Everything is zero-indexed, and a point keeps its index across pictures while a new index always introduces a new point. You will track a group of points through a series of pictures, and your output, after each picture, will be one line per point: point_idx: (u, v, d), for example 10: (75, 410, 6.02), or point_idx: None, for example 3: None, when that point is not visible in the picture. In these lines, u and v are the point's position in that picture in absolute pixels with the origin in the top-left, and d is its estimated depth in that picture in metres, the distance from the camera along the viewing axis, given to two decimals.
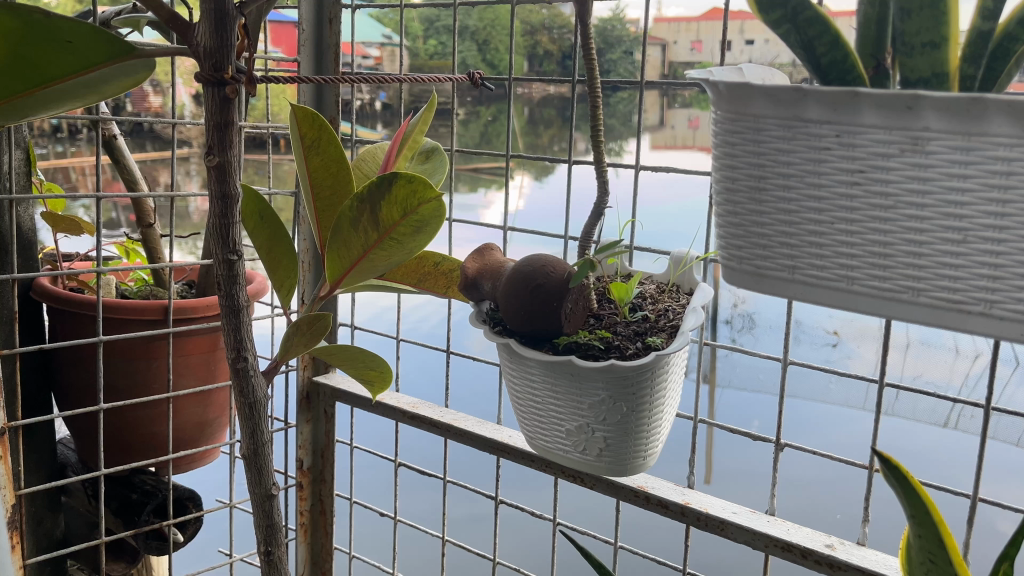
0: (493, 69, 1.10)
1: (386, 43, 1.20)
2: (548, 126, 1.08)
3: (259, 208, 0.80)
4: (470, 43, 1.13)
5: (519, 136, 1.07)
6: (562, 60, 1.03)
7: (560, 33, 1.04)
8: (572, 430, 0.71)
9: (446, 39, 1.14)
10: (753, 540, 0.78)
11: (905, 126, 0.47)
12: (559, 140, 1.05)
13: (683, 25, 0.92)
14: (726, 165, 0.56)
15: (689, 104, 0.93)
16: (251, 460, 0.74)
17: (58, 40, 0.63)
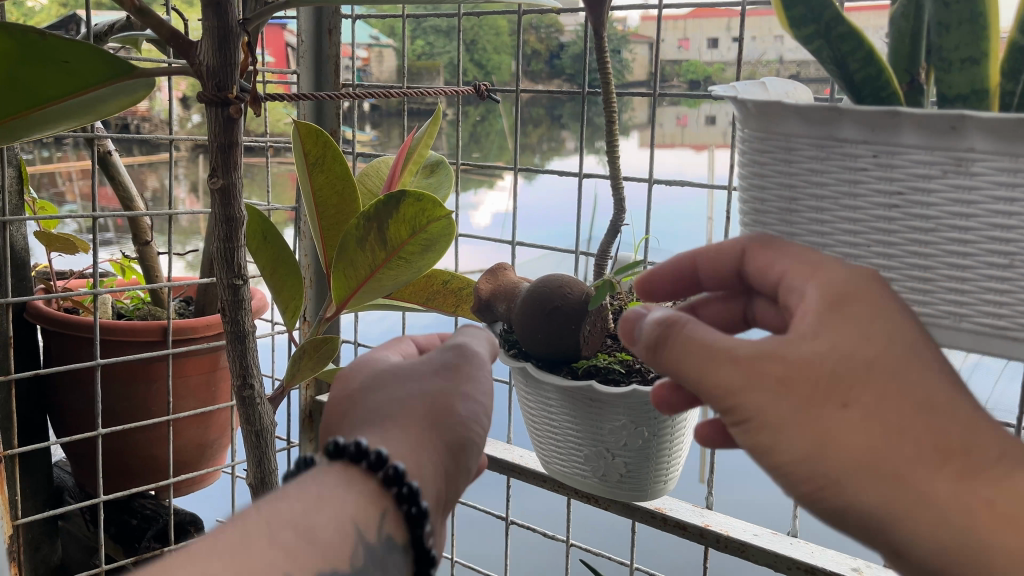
0: (484, 71, 1.08)
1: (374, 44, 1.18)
2: (537, 126, 1.03)
3: (264, 229, 0.78)
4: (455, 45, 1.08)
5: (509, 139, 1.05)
6: (551, 59, 1.02)
7: (548, 31, 1.01)
8: (591, 455, 0.69)
9: (433, 40, 1.12)
10: (776, 563, 0.76)
11: (948, 147, 0.45)
12: (549, 139, 1.02)
13: (670, 23, 0.87)
14: (754, 185, 0.54)
15: (677, 101, 0.88)
16: (257, 489, 0.72)
17: (54, 60, 0.60)
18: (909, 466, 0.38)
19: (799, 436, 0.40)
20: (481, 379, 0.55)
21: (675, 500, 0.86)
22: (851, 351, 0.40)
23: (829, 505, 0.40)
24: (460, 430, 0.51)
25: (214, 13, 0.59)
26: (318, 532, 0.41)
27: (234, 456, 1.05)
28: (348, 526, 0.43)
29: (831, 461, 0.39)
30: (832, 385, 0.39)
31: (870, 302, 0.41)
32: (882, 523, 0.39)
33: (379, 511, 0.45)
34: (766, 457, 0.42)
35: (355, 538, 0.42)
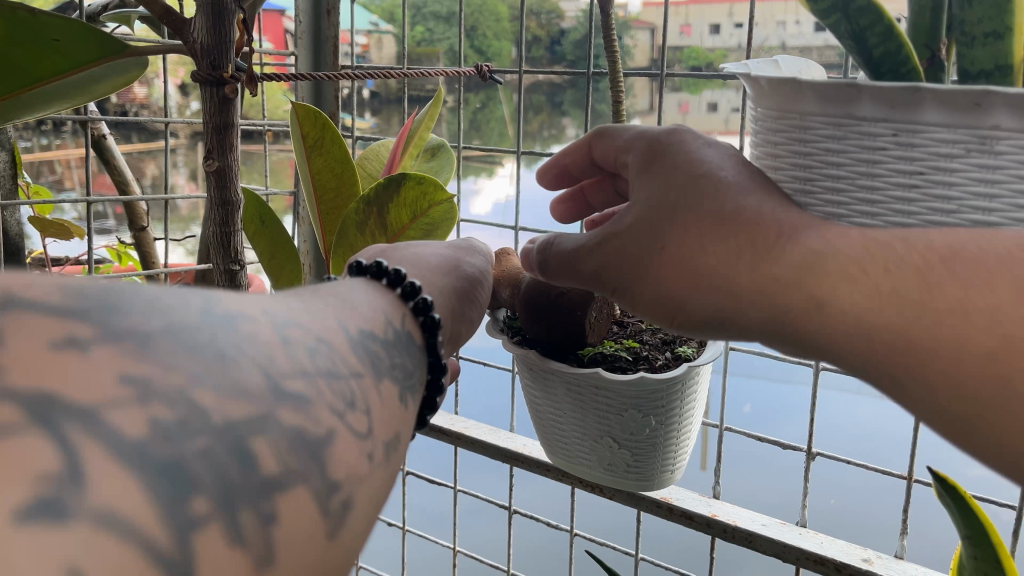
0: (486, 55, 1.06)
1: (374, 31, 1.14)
2: (538, 112, 1.01)
3: (262, 214, 0.76)
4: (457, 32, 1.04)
5: (509, 124, 1.02)
6: (551, 45, 0.98)
7: (548, 17, 0.98)
8: (596, 444, 0.67)
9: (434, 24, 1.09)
10: (784, 552, 0.75)
11: (971, 124, 0.43)
12: (551, 125, 1.01)
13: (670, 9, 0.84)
14: (769, 166, 0.52)
15: (679, 87, 0.86)
16: None
17: (44, 39, 0.58)
18: (735, 280, 0.44)
19: (645, 279, 0.50)
20: (481, 262, 0.59)
21: (681, 489, 0.85)
22: (656, 199, 0.49)
23: (705, 331, 0.48)
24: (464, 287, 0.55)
25: None
26: (356, 306, 0.41)
27: None
28: (381, 312, 0.43)
29: (670, 288, 0.48)
30: (650, 227, 0.49)
31: (673, 153, 0.50)
32: (742, 327, 0.46)
33: (404, 312, 0.45)
34: (643, 308, 0.51)
35: (385, 320, 0.42)
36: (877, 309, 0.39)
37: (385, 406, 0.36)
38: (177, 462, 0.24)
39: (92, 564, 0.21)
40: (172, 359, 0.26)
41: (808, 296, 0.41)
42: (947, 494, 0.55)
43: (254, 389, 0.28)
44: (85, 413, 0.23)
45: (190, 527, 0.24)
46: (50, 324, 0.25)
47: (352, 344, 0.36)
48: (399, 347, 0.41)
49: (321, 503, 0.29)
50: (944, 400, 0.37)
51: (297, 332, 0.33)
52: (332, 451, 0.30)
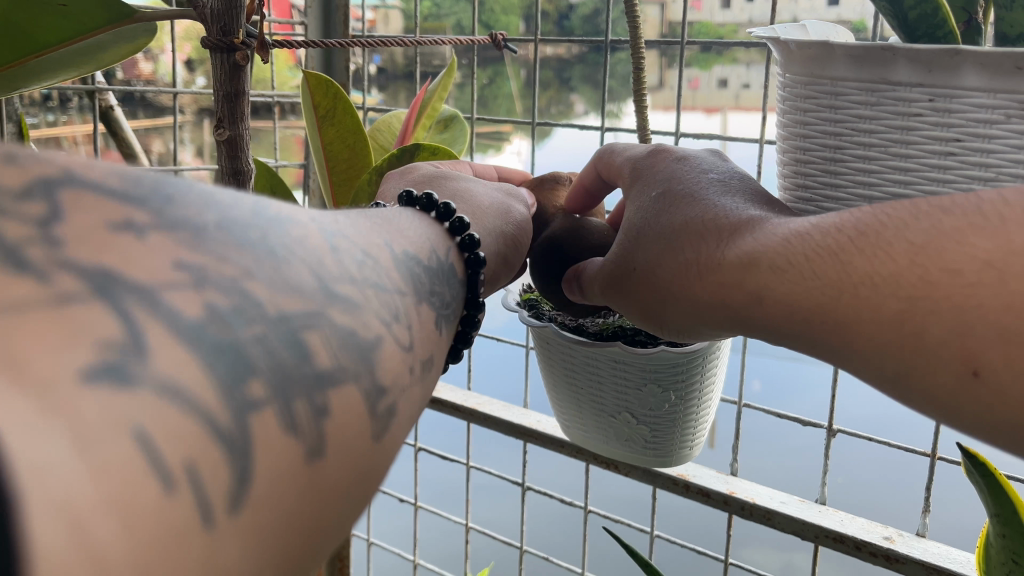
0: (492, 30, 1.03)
1: (381, 5, 1.12)
2: (546, 88, 0.97)
3: (273, 185, 0.74)
4: (465, 5, 1.03)
5: (518, 99, 1.01)
6: (560, 19, 0.94)
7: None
8: (614, 420, 0.66)
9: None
10: (803, 530, 0.74)
11: (1012, 88, 0.41)
12: (558, 100, 0.97)
13: None
14: (797, 134, 0.51)
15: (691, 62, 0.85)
16: None
17: (51, 4, 0.57)
18: (691, 290, 0.48)
19: (625, 292, 0.53)
20: (528, 211, 0.60)
21: (698, 466, 0.84)
22: (638, 213, 0.53)
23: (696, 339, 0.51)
24: (514, 237, 0.56)
25: None
26: (404, 232, 0.43)
27: None
28: (429, 243, 0.45)
29: (643, 299, 0.52)
30: (625, 241, 0.53)
31: (650, 175, 0.55)
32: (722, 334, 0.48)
33: (449, 244, 0.47)
34: (636, 320, 0.54)
35: (429, 248, 0.44)
36: (808, 293, 0.40)
37: (424, 325, 0.38)
38: (234, 344, 0.25)
39: (155, 426, 0.21)
40: (223, 251, 0.27)
41: (749, 294, 0.44)
42: (977, 472, 0.53)
43: (308, 287, 0.30)
44: (144, 290, 0.24)
45: (249, 409, 0.24)
46: (104, 205, 0.25)
47: (396, 263, 0.38)
48: (440, 275, 0.43)
49: (368, 404, 0.30)
50: (875, 363, 0.38)
51: (344, 243, 0.34)
52: (379, 356, 0.32)
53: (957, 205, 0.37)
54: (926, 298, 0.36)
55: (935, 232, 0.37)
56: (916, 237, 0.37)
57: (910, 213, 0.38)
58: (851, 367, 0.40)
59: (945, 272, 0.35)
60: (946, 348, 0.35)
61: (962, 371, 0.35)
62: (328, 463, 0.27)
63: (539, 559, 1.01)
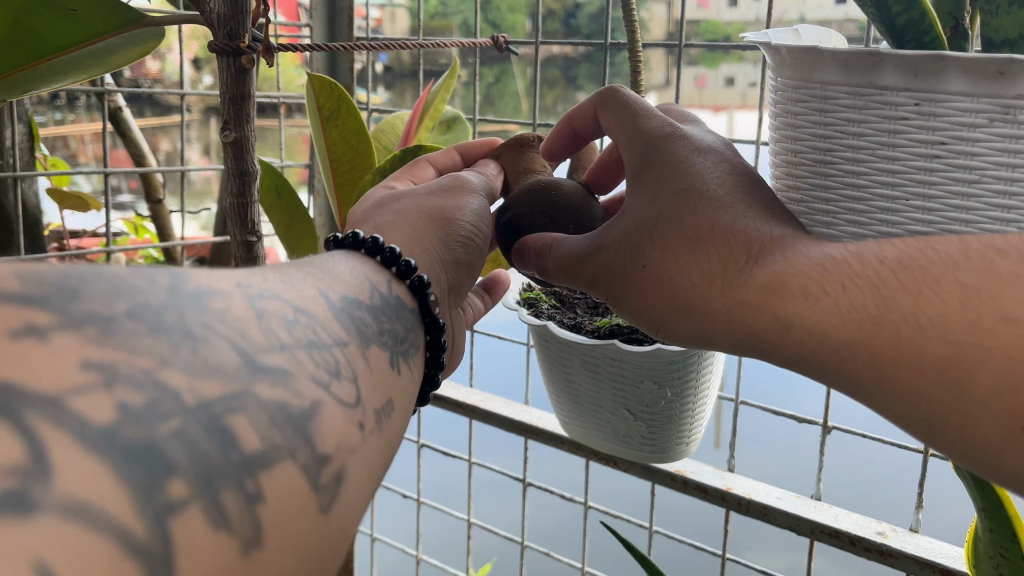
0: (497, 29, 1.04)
1: (386, 4, 1.13)
2: (551, 87, 0.99)
3: (278, 186, 0.76)
4: (469, 4, 1.04)
5: (523, 98, 1.02)
6: (566, 18, 0.96)
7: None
8: (612, 417, 0.68)
9: None
10: (798, 526, 0.75)
11: (995, 93, 0.43)
12: (565, 100, 0.99)
13: None
14: (789, 136, 0.52)
15: (695, 61, 0.85)
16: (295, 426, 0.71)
17: (62, 9, 0.58)
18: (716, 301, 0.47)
19: (631, 288, 0.53)
20: (478, 201, 0.59)
21: (696, 463, 0.85)
22: (647, 211, 0.52)
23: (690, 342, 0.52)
24: (462, 242, 0.56)
25: None
26: (338, 274, 0.44)
27: None
28: (365, 277, 0.46)
29: (653, 301, 0.52)
30: (638, 241, 0.53)
31: (664, 162, 0.53)
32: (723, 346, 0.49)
33: (387, 278, 0.48)
34: (631, 315, 0.55)
35: (368, 285, 0.46)
36: (841, 329, 0.41)
37: (372, 372, 0.39)
38: (150, 445, 0.25)
39: (56, 555, 0.21)
40: (137, 343, 0.28)
41: (776, 319, 0.44)
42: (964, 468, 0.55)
43: (229, 367, 0.30)
44: (48, 401, 0.24)
45: (169, 511, 0.25)
46: (8, 312, 0.25)
47: (335, 314, 0.40)
48: (387, 312, 0.45)
49: (311, 480, 0.31)
50: (912, 407, 0.39)
51: (274, 306, 0.36)
52: (319, 422, 0.32)
53: (1016, 247, 0.38)
54: (979, 345, 0.37)
55: (989, 275, 0.38)
56: (970, 278, 0.38)
57: (961, 251, 0.39)
58: (878, 405, 0.41)
59: (1004, 319, 0.36)
60: (998, 401, 0.36)
61: (1005, 429, 0.36)
62: (266, 552, 0.27)
63: (541, 554, 1.03)
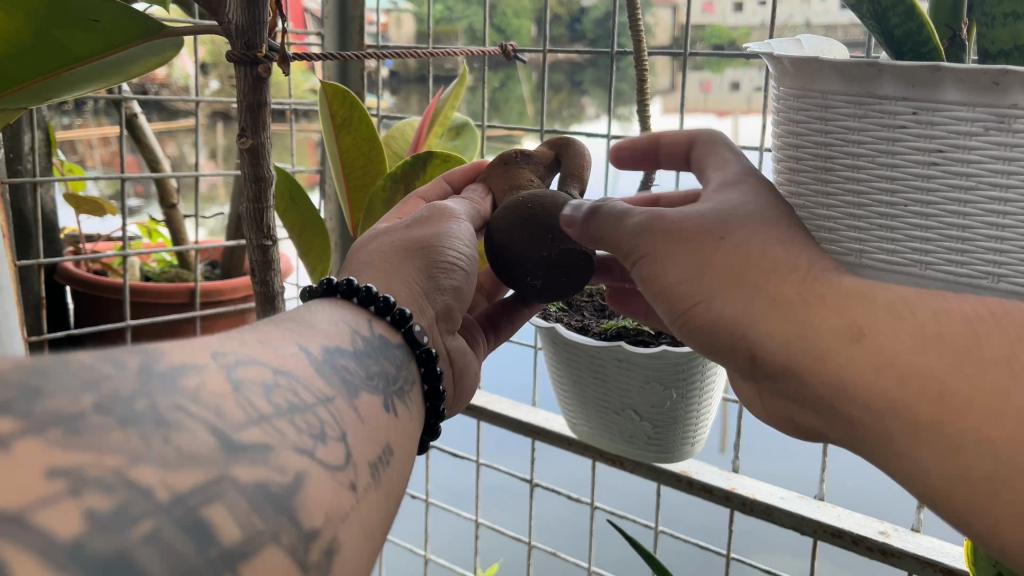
0: (503, 35, 1.06)
1: (392, 9, 1.14)
2: (556, 92, 1.00)
3: (292, 191, 0.77)
4: (476, 9, 1.06)
5: (528, 103, 1.03)
6: (571, 23, 0.98)
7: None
8: (618, 418, 0.70)
9: (452, 4, 1.09)
10: (802, 525, 0.76)
11: (990, 103, 0.44)
12: (570, 105, 1.01)
13: None
14: (790, 143, 0.53)
15: (700, 66, 0.87)
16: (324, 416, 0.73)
17: (85, 20, 0.60)
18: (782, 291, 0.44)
19: (679, 263, 0.48)
20: (460, 225, 0.59)
21: (701, 464, 0.87)
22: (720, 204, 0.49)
23: (707, 337, 0.48)
24: (444, 271, 0.57)
25: None
26: (315, 324, 0.46)
27: None
28: (344, 322, 0.48)
29: (706, 279, 0.46)
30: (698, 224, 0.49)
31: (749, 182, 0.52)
32: (750, 342, 0.45)
33: (368, 319, 0.50)
34: (658, 295, 0.50)
35: (350, 330, 0.47)
36: (916, 356, 0.39)
37: (363, 425, 0.41)
38: (121, 552, 0.25)
39: None
40: (109, 442, 0.28)
41: (847, 325, 0.41)
42: None
43: (205, 454, 0.30)
44: (11, 519, 0.24)
45: None
46: None
47: (316, 368, 0.41)
48: (373, 354, 0.47)
49: (299, 560, 0.31)
50: (967, 460, 0.37)
51: (250, 372, 0.36)
52: (306, 492, 0.33)
53: None
54: None
55: None
56: None
57: None
58: (925, 454, 0.38)
59: None
60: None
61: None
62: None
63: (548, 554, 1.04)
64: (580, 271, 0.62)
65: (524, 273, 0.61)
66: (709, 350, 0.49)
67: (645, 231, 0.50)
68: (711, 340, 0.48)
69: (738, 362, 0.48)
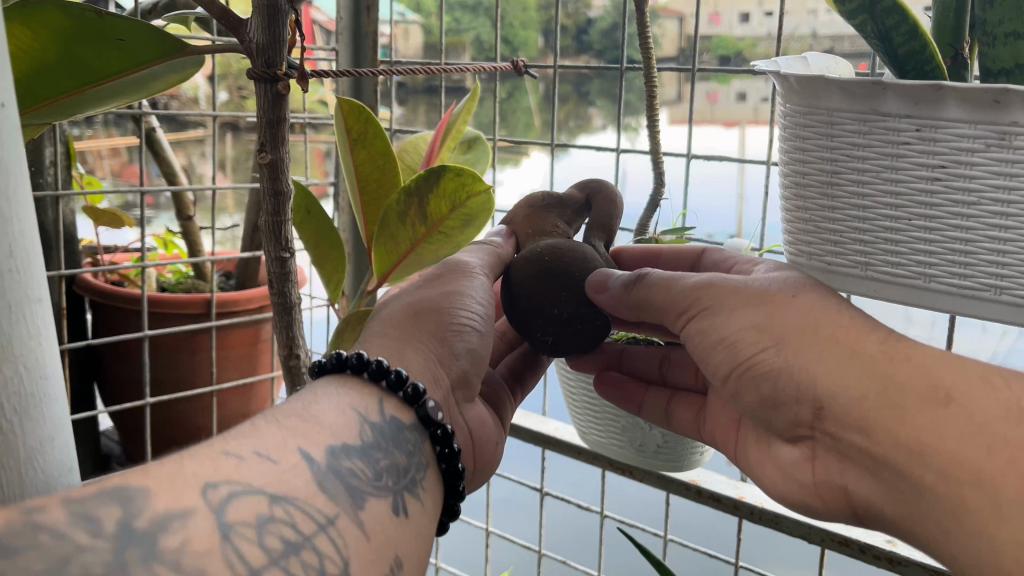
0: (511, 47, 1.07)
1: (401, 21, 1.16)
2: (564, 102, 1.02)
3: (308, 204, 0.79)
4: (485, 21, 1.08)
5: (536, 113, 1.05)
6: (578, 34, 1.00)
7: (575, 6, 0.99)
8: (629, 426, 0.73)
9: (461, 15, 1.10)
10: (809, 534, 0.78)
11: (992, 121, 0.46)
12: (577, 115, 1.02)
13: None
14: (796, 160, 0.55)
15: (708, 78, 0.88)
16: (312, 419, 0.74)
17: (110, 39, 0.62)
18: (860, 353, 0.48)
19: (750, 315, 0.53)
20: (478, 285, 0.59)
21: (709, 473, 0.88)
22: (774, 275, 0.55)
23: (768, 387, 0.52)
24: (459, 335, 0.56)
25: None
26: (320, 419, 0.45)
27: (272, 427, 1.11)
28: (351, 410, 0.47)
29: (777, 332, 0.51)
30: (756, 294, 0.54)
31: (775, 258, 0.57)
32: (818, 394, 0.49)
33: (379, 399, 0.50)
34: (719, 345, 0.54)
35: (358, 419, 0.47)
36: (1009, 427, 0.43)
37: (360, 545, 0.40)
38: None
39: None
40: None
41: (932, 387, 0.46)
42: None
43: None
44: None
45: None
46: None
47: (319, 484, 0.40)
48: (382, 444, 0.46)
49: None
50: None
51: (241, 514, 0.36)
52: None
53: None
54: None
55: None
56: None
57: None
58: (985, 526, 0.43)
59: None
60: None
61: None
62: None
63: (558, 563, 1.05)
64: (594, 331, 0.61)
65: (536, 327, 0.61)
66: (766, 400, 0.53)
67: (716, 286, 0.55)
68: (774, 389, 0.52)
69: (798, 414, 0.52)
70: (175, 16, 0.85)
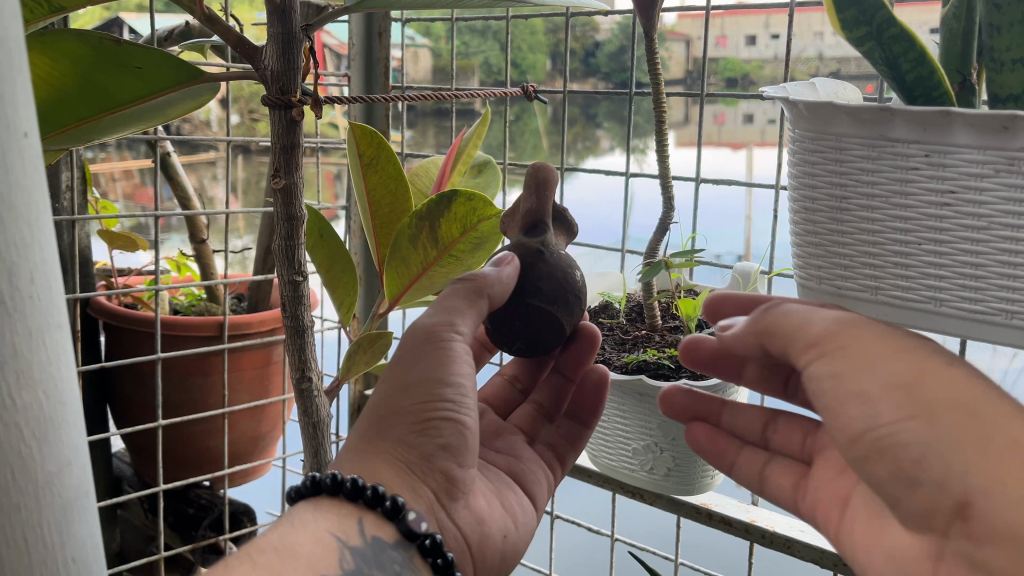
0: (520, 72, 1.08)
1: (410, 44, 1.17)
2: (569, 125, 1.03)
3: (321, 228, 0.80)
4: (492, 44, 1.09)
5: (544, 135, 1.06)
6: (586, 57, 1.00)
7: (583, 30, 0.99)
8: (639, 449, 0.74)
9: (470, 39, 1.11)
10: (822, 559, 0.77)
11: (1000, 146, 0.46)
12: (585, 137, 1.03)
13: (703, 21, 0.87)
14: (805, 184, 0.55)
15: (713, 100, 0.88)
16: (312, 434, 0.74)
17: (126, 67, 0.63)
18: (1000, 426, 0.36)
19: (892, 367, 0.40)
20: (461, 356, 0.55)
21: (720, 497, 0.88)
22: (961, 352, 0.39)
23: (868, 470, 0.41)
24: (428, 433, 0.53)
25: (278, 21, 0.60)
26: (296, 550, 0.47)
27: (283, 449, 1.11)
28: (328, 539, 0.49)
29: (903, 391, 0.39)
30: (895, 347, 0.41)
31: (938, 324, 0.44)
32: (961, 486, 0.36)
33: (357, 522, 0.51)
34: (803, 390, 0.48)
35: (337, 548, 0.49)
36: None
37: None
38: None
39: None
40: None
41: None
42: None
43: None
44: None
45: None
46: None
47: None
48: (363, 571, 0.48)
49: None
50: None
51: None
52: None
53: None
54: None
55: None
56: None
57: None
58: None
59: None
60: None
61: None
62: None
63: None
64: (548, 327, 0.59)
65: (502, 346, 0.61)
66: (898, 477, 0.39)
67: (852, 328, 0.42)
68: (904, 463, 0.38)
69: (933, 504, 0.38)
70: (192, 44, 0.87)
